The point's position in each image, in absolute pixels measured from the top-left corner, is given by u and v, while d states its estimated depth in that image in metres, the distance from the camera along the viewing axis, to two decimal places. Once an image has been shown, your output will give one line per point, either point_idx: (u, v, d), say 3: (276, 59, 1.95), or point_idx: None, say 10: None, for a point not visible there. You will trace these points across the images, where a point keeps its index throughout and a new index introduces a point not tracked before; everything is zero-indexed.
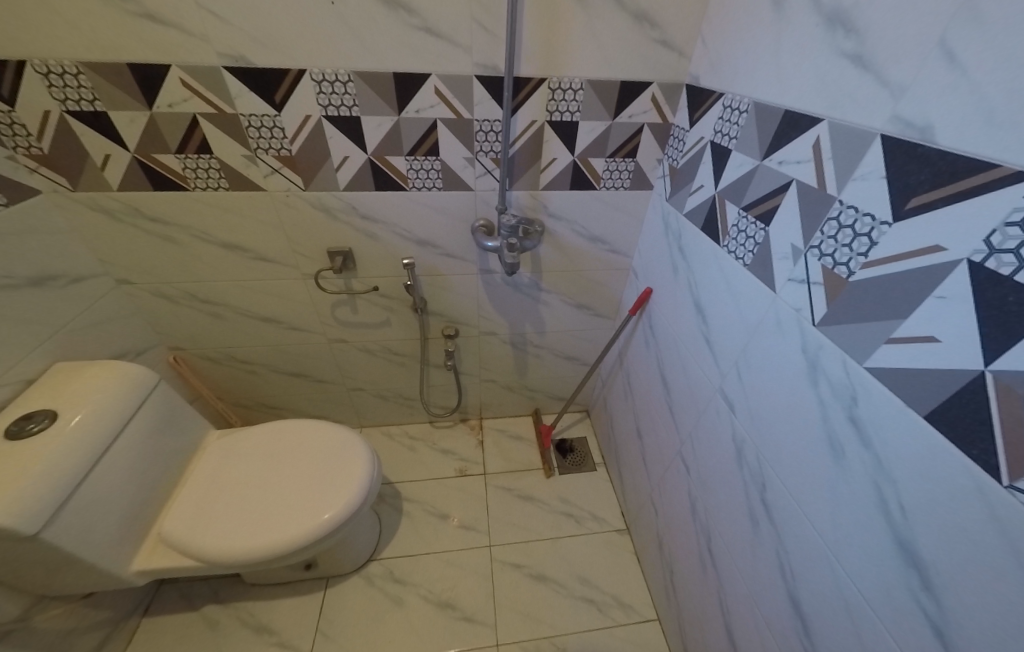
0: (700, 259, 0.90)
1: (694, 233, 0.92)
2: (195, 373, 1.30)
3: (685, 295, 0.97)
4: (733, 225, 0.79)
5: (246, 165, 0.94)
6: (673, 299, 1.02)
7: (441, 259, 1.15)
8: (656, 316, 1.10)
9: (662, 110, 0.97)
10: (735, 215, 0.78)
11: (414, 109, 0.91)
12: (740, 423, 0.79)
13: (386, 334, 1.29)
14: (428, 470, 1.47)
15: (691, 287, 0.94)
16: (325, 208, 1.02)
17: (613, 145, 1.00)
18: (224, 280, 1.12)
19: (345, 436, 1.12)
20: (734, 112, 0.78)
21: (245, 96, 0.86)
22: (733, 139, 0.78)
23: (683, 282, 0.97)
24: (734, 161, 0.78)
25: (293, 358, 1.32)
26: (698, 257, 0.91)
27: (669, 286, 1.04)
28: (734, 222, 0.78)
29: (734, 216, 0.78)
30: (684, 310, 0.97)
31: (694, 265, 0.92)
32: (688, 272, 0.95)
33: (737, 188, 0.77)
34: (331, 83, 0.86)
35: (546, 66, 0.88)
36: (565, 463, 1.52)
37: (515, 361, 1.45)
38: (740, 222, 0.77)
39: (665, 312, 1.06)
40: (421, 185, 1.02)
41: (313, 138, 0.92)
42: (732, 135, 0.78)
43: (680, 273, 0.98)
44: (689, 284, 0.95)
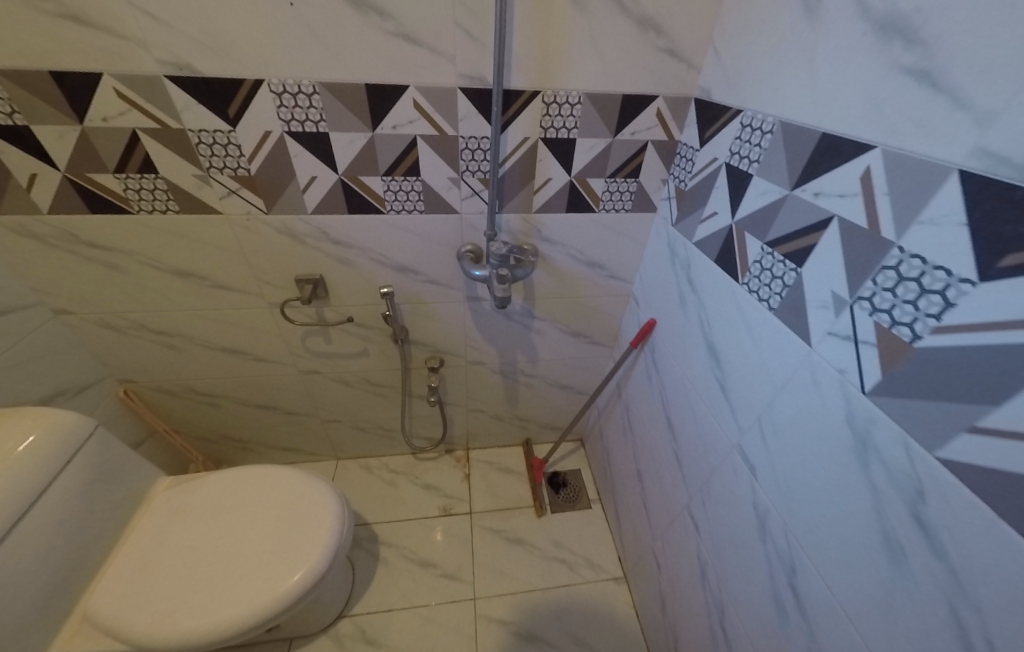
0: (714, 294, 0.80)
1: (705, 265, 0.82)
2: (150, 408, 1.17)
3: (695, 333, 0.86)
4: (754, 261, 0.70)
5: (199, 186, 0.83)
6: (681, 335, 0.91)
7: (424, 287, 1.03)
8: (661, 352, 0.99)
9: (668, 126, 0.87)
10: (757, 251, 0.69)
11: (390, 125, 0.80)
12: (764, 489, 0.69)
13: (363, 364, 1.17)
14: (409, 509, 1.34)
15: (702, 326, 0.84)
16: (290, 233, 0.91)
17: (614, 164, 0.90)
18: (178, 310, 0.99)
19: (312, 485, 0.99)
20: (755, 132, 0.68)
21: (194, 109, 0.74)
22: (755, 164, 0.69)
23: (693, 318, 0.87)
24: (755, 188, 0.69)
25: (260, 390, 1.19)
26: (711, 293, 0.81)
27: (675, 320, 0.93)
28: (755, 259, 0.70)
29: (755, 252, 0.69)
30: (694, 351, 0.87)
31: (707, 302, 0.82)
32: (700, 308, 0.85)
33: (760, 221, 0.68)
34: (294, 95, 0.75)
35: (540, 79, 0.78)
36: (558, 500, 1.39)
37: (504, 391, 1.32)
38: (763, 259, 0.68)
39: (670, 348, 0.96)
40: (400, 207, 0.91)
41: (274, 156, 0.81)
42: (753, 159, 0.69)
43: (689, 308, 0.88)
44: (699, 322, 0.85)
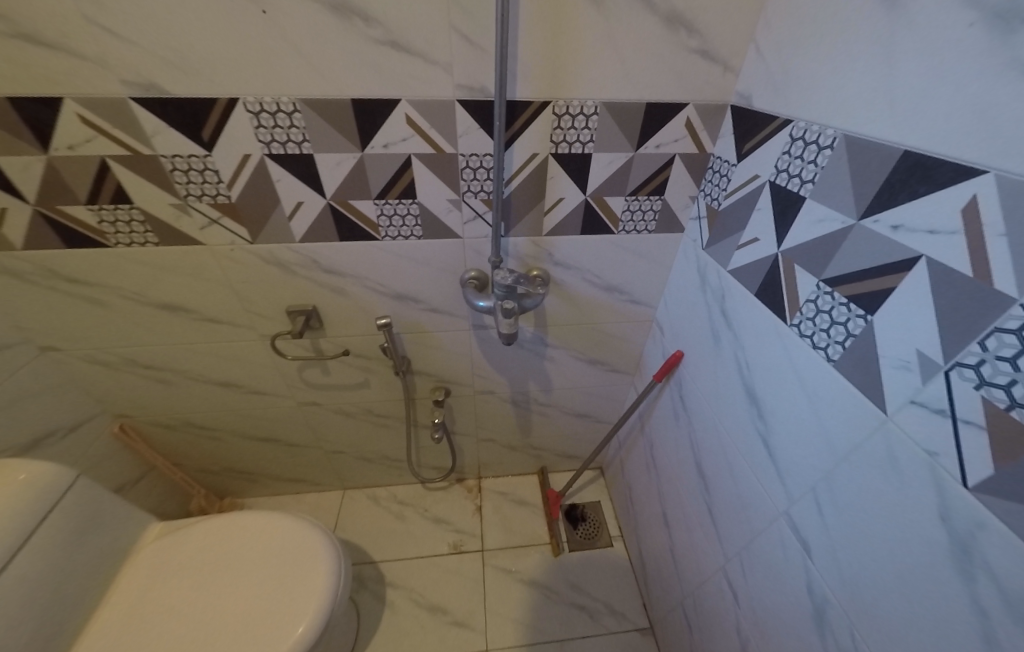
0: (753, 332, 0.69)
1: (741, 296, 0.71)
2: (149, 442, 1.07)
3: (732, 373, 0.75)
4: (806, 302, 0.58)
5: (177, 216, 0.75)
6: (714, 373, 0.80)
7: (425, 315, 0.93)
8: (690, 389, 0.88)
9: (699, 137, 0.77)
10: (810, 290, 0.57)
11: (382, 144, 0.72)
12: (820, 574, 0.57)
13: (365, 396, 1.05)
14: (417, 545, 1.18)
15: (739, 365, 0.73)
16: (278, 263, 0.82)
17: (635, 180, 0.80)
18: (166, 344, 0.90)
19: (307, 535, 0.89)
20: (809, 147, 0.57)
21: (165, 133, 0.67)
22: (810, 184, 0.57)
23: (728, 355, 0.76)
24: (810, 214, 0.57)
25: (256, 422, 1.07)
26: (749, 330, 0.70)
27: (706, 355, 0.82)
28: (807, 298, 0.58)
29: (808, 290, 0.58)
30: (731, 393, 0.75)
31: (745, 339, 0.71)
32: (736, 345, 0.73)
33: (817, 253, 0.57)
34: (273, 114, 0.67)
35: (551, 88, 0.69)
36: (576, 538, 1.21)
37: (517, 423, 1.19)
38: (819, 299, 0.56)
39: (701, 387, 0.84)
40: (396, 233, 0.82)
41: (255, 181, 0.73)
42: (807, 178, 0.58)
43: (722, 343, 0.77)
44: (735, 360, 0.74)
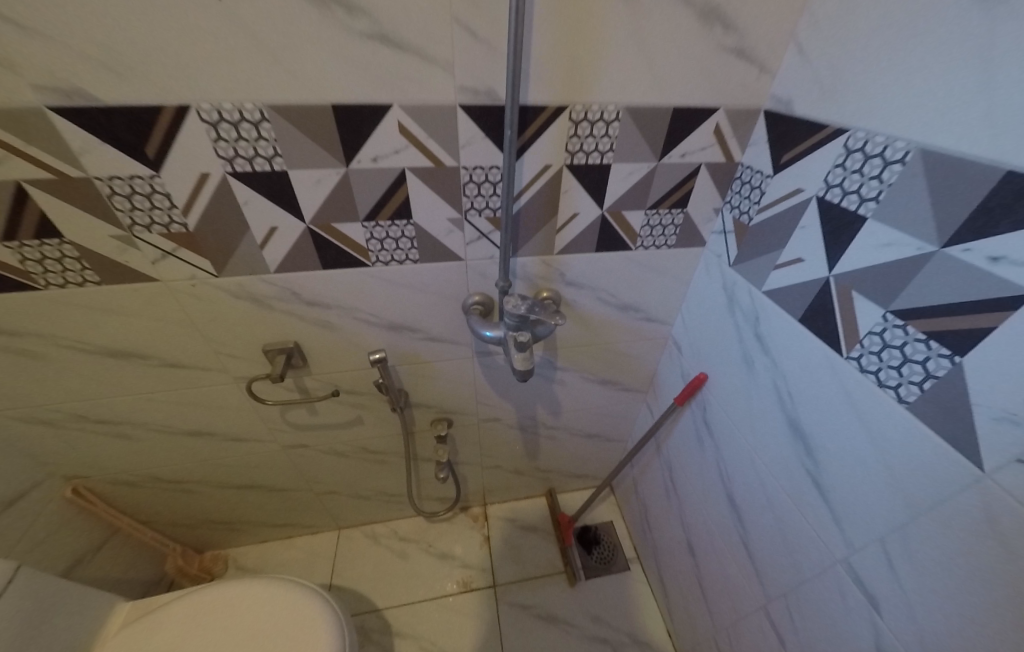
0: (795, 360, 0.63)
1: (779, 320, 0.65)
2: (108, 502, 0.91)
3: (769, 401, 0.69)
4: (867, 335, 0.53)
5: (122, 250, 0.62)
6: (746, 399, 0.74)
7: (424, 345, 0.83)
8: (716, 413, 0.82)
9: (727, 145, 0.70)
10: (874, 322, 0.51)
11: (370, 157, 0.61)
12: (893, 632, 0.52)
13: (358, 433, 0.94)
14: (422, 586, 1.08)
15: (779, 394, 0.67)
16: (251, 297, 0.70)
17: (656, 193, 0.73)
18: (120, 394, 0.76)
19: (305, 607, 0.75)
20: (868, 160, 0.51)
21: (98, 151, 0.54)
22: (871, 202, 0.51)
23: (764, 382, 0.70)
24: (871, 236, 0.51)
25: (234, 469, 0.94)
26: (790, 357, 0.64)
27: (736, 379, 0.76)
28: (870, 330, 0.52)
29: (872, 321, 0.52)
30: (769, 423, 0.69)
31: (786, 367, 0.65)
32: (774, 372, 0.67)
33: (880, 281, 0.50)
34: (237, 125, 0.55)
35: (568, 91, 0.60)
36: (591, 563, 1.13)
37: (524, 447, 1.11)
38: (885, 332, 0.50)
39: (730, 412, 0.78)
40: (389, 258, 0.71)
41: (218, 205, 0.61)
42: (868, 195, 0.51)
43: (756, 368, 0.71)
44: (774, 388, 0.68)
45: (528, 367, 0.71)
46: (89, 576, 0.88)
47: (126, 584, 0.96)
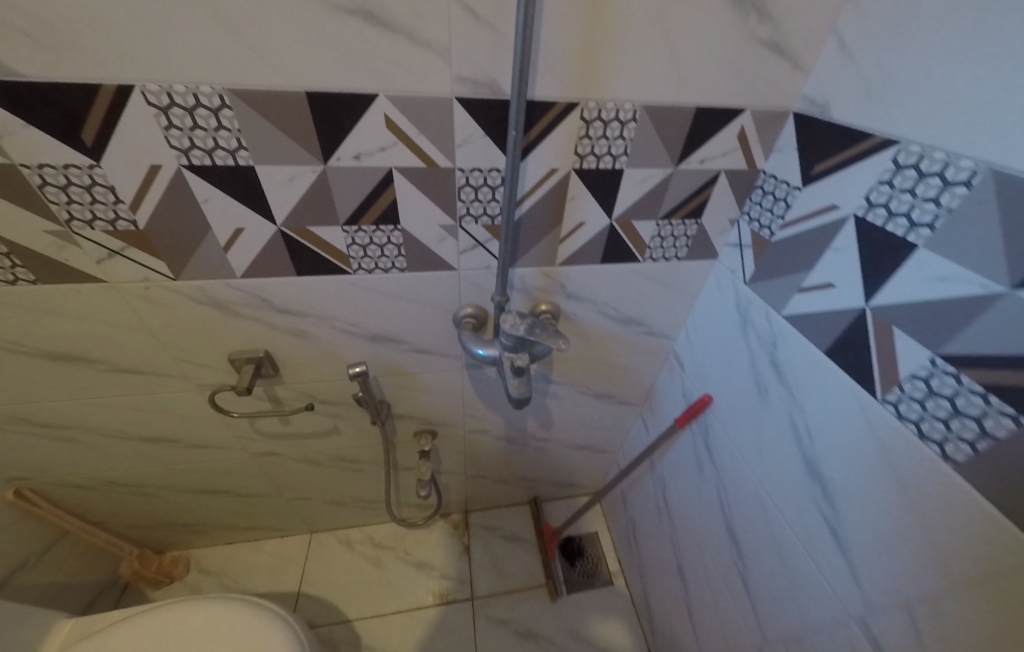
0: (818, 400, 0.58)
1: (801, 353, 0.60)
2: (60, 505, 0.85)
3: (783, 439, 0.64)
4: (909, 378, 0.47)
5: (60, 247, 0.54)
6: (757, 432, 0.69)
7: (409, 357, 0.77)
8: (721, 439, 0.77)
9: (750, 150, 0.63)
10: (920, 365, 0.45)
11: (352, 155, 0.53)
12: None
13: (335, 443, 0.88)
14: (396, 597, 1.04)
15: (794, 432, 0.62)
16: (214, 302, 0.62)
17: (670, 202, 0.67)
18: (66, 399, 0.69)
19: (266, 640, 0.68)
20: (924, 179, 0.44)
21: (23, 134, 0.45)
22: (925, 229, 0.44)
23: (779, 417, 0.65)
24: (921, 267, 0.45)
25: (200, 476, 0.88)
26: (812, 396, 0.59)
27: (747, 408, 0.71)
28: (913, 373, 0.46)
29: (917, 365, 0.46)
30: (780, 460, 0.65)
31: (806, 405, 0.60)
32: (790, 408, 0.63)
33: (929, 318, 0.44)
34: (192, 111, 0.47)
35: (579, 83, 0.52)
36: (575, 577, 1.11)
37: (510, 457, 1.06)
38: (932, 379, 0.44)
39: (739, 442, 0.73)
40: (373, 266, 0.64)
41: (172, 201, 0.53)
42: (922, 220, 0.45)
43: (771, 400, 0.66)
44: (789, 425, 0.63)
45: (525, 392, 0.66)
46: (34, 585, 0.82)
47: (75, 590, 0.90)
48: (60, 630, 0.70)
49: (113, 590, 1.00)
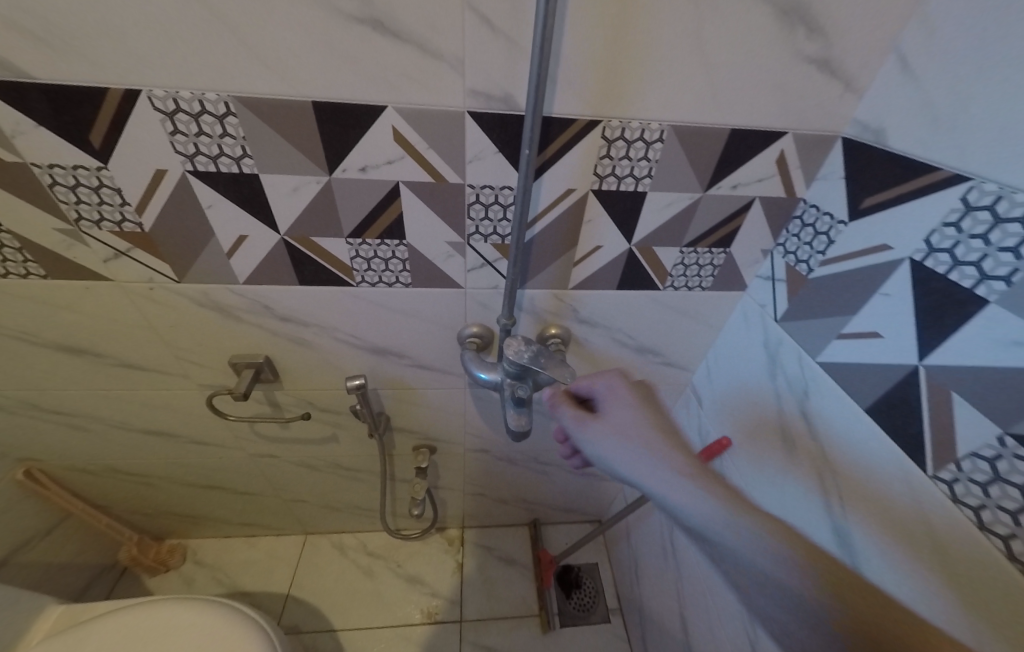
0: (854, 466, 0.52)
1: (838, 410, 0.54)
2: (66, 487, 0.88)
3: (810, 502, 0.58)
4: (968, 456, 0.40)
5: (69, 245, 0.54)
6: (781, 488, 0.63)
7: (410, 371, 0.75)
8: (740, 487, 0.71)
9: (790, 177, 0.56)
10: (986, 444, 0.39)
11: (358, 167, 0.51)
12: None
13: (332, 450, 0.87)
14: (384, 610, 1.03)
15: (822, 496, 0.56)
16: (216, 306, 0.62)
17: (696, 230, 0.61)
18: (74, 389, 0.70)
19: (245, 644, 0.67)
20: (998, 227, 0.38)
21: (33, 135, 0.45)
22: (997, 286, 0.38)
23: (807, 476, 0.59)
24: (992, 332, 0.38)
25: (200, 471, 0.89)
26: (846, 459, 0.53)
27: (771, 460, 0.65)
28: (974, 452, 0.40)
29: (979, 442, 0.39)
30: (804, 524, 0.59)
31: (840, 469, 0.54)
32: (821, 469, 0.56)
33: (995, 392, 0.38)
34: (196, 118, 0.46)
35: (601, 100, 0.47)
36: (569, 610, 1.06)
37: (512, 478, 1.03)
38: (999, 462, 0.38)
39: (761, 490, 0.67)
40: (376, 280, 0.62)
41: (177, 206, 0.52)
42: (994, 274, 0.38)
43: (799, 456, 0.60)
44: (819, 487, 0.57)
45: (524, 426, 0.63)
46: (32, 564, 0.85)
47: (73, 568, 0.94)
48: (48, 618, 0.72)
49: (111, 572, 1.03)
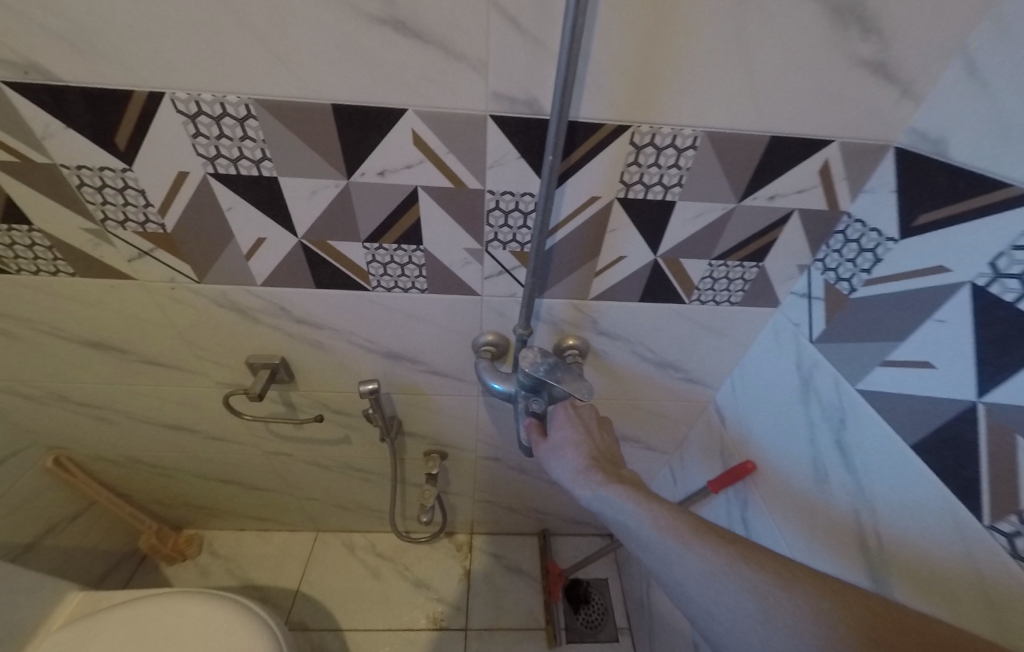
0: (896, 506, 0.48)
1: (879, 445, 0.50)
2: (91, 474, 0.91)
3: (846, 539, 0.55)
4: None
5: (96, 244, 0.55)
6: (812, 519, 0.60)
7: (423, 377, 0.73)
8: (767, 515, 0.68)
9: (833, 189, 0.52)
10: None
11: (376, 171, 0.50)
12: None
13: (344, 451, 0.87)
14: (391, 613, 1.03)
15: (859, 534, 0.53)
16: (234, 307, 0.62)
17: (726, 242, 0.58)
18: (99, 382, 0.72)
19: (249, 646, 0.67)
20: None
21: (61, 136, 0.46)
22: None
23: (841, 512, 0.55)
24: None
25: (217, 465, 0.90)
26: (887, 499, 0.49)
27: (801, 489, 0.61)
28: None
29: None
30: (836, 560, 0.56)
31: (879, 509, 0.50)
32: (857, 506, 0.53)
33: None
34: (217, 120, 0.45)
35: (631, 104, 0.45)
36: (576, 626, 1.03)
37: (523, 488, 1.01)
38: None
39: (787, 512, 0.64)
40: (391, 285, 0.61)
41: (198, 208, 0.52)
42: None
43: (832, 490, 0.56)
44: (855, 524, 0.53)
45: (534, 441, 0.60)
46: (57, 547, 0.89)
47: (96, 552, 0.97)
48: (68, 604, 0.75)
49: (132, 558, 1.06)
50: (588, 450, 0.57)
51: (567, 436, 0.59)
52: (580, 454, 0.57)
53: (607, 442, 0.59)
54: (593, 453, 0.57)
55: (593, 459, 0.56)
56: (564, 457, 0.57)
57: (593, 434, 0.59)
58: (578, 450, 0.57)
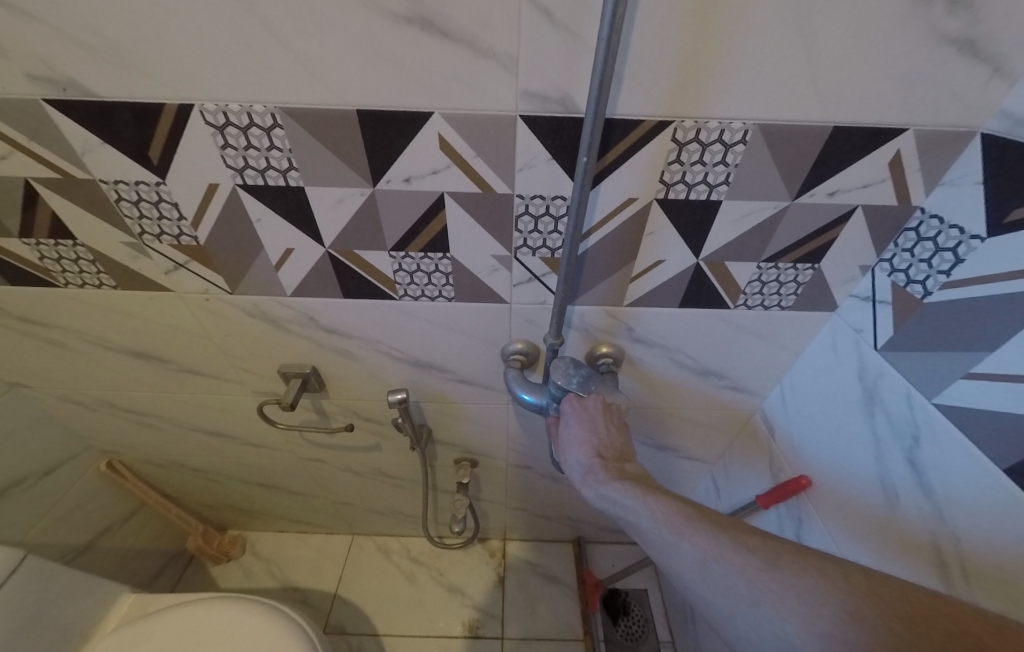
0: (988, 544, 0.43)
1: (962, 470, 0.44)
2: (140, 477, 0.95)
3: (923, 570, 0.50)
4: None
5: (134, 257, 0.56)
6: (881, 544, 0.55)
7: (453, 385, 0.72)
8: (826, 536, 0.63)
9: (904, 182, 0.46)
10: None
11: (402, 179, 0.48)
12: None
13: (376, 458, 0.87)
14: (427, 618, 1.02)
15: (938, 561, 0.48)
16: (266, 317, 0.63)
17: (778, 243, 0.53)
18: (144, 391, 0.74)
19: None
20: None
21: (99, 152, 0.46)
22: None
23: (917, 543, 0.50)
24: None
25: (255, 470, 0.92)
26: (975, 534, 0.44)
27: (867, 513, 0.56)
28: None
29: None
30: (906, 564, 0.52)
31: (966, 545, 0.45)
32: (937, 538, 0.48)
33: None
34: (243, 132, 0.45)
35: (674, 98, 0.41)
36: (616, 638, 0.99)
37: (555, 495, 0.98)
38: None
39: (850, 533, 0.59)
40: (420, 294, 0.60)
41: (228, 219, 0.52)
42: None
43: (906, 519, 0.51)
44: (935, 557, 0.48)
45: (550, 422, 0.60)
46: (112, 546, 0.93)
47: (146, 551, 1.01)
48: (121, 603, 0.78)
49: (180, 556, 1.11)
50: (592, 447, 0.52)
51: (573, 433, 0.54)
52: (585, 453, 0.52)
53: (617, 436, 0.53)
54: (597, 450, 0.52)
55: (603, 456, 0.51)
56: (571, 456, 0.54)
57: (602, 427, 0.54)
58: (582, 448, 0.53)
